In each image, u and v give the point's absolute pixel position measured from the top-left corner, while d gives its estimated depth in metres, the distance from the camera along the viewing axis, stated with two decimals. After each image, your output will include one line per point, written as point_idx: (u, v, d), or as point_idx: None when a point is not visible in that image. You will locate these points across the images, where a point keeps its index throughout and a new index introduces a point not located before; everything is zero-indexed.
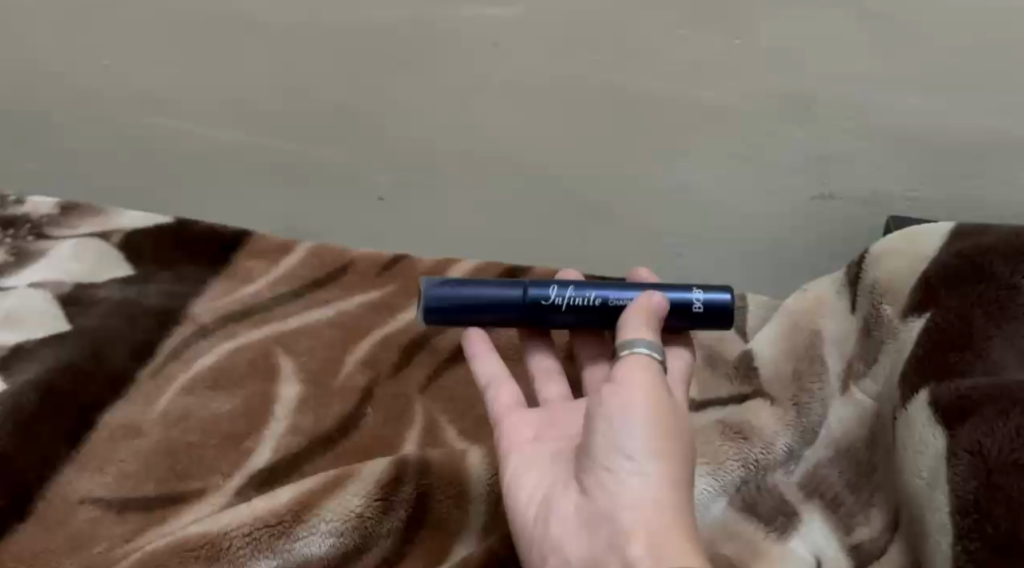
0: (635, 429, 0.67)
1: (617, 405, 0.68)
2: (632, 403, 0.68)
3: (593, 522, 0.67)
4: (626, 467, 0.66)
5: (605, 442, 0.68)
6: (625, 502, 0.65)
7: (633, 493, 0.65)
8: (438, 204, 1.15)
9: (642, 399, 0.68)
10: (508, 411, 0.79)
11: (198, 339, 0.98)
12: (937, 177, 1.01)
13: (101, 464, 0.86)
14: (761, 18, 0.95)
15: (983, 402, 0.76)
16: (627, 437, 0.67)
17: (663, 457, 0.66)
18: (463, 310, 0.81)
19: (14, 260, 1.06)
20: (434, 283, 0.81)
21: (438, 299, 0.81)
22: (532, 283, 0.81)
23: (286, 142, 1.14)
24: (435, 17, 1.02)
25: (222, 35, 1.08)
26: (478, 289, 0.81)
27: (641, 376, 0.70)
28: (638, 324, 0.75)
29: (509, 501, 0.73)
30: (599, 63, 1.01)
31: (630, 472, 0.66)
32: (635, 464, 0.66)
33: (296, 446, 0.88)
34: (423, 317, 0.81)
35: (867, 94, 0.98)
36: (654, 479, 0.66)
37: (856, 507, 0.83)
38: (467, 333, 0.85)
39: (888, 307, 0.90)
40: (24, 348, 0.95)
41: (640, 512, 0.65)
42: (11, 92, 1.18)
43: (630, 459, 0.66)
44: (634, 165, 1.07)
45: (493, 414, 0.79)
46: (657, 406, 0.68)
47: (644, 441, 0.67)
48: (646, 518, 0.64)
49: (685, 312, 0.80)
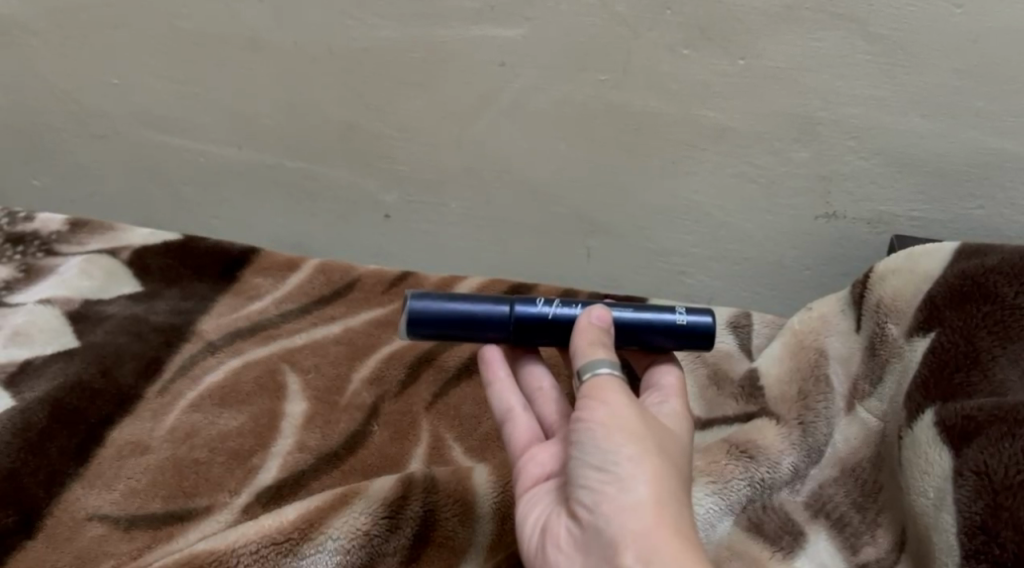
0: (607, 444, 0.68)
1: (585, 423, 0.69)
2: (600, 418, 0.69)
3: (588, 537, 0.67)
4: (606, 482, 0.67)
5: (583, 461, 0.68)
6: (608, 517, 0.66)
7: (615, 506, 0.66)
8: (443, 222, 1.15)
9: (607, 411, 0.69)
10: (527, 446, 0.77)
11: (205, 356, 0.98)
12: (940, 197, 1.02)
13: (109, 481, 0.86)
14: (765, 39, 0.96)
15: (988, 423, 0.77)
16: (600, 452, 0.68)
17: (639, 464, 0.67)
18: (447, 325, 0.78)
19: (23, 277, 1.07)
20: (418, 295, 0.78)
21: (422, 312, 0.77)
22: (518, 298, 0.78)
23: (292, 160, 1.14)
24: (442, 36, 1.02)
25: (228, 53, 1.08)
26: (464, 303, 0.78)
27: (604, 391, 0.70)
28: (583, 346, 0.73)
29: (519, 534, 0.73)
30: (604, 82, 1.01)
31: (609, 486, 0.67)
32: (614, 478, 0.67)
33: (303, 464, 0.89)
34: (406, 333, 0.78)
35: (871, 114, 0.98)
36: (635, 488, 0.66)
37: (862, 527, 0.83)
38: (484, 351, 0.81)
39: (892, 326, 0.90)
40: (32, 364, 0.96)
41: (624, 523, 0.65)
42: (21, 110, 1.19)
43: (608, 471, 0.67)
44: (638, 183, 1.07)
45: (514, 453, 0.77)
46: (624, 415, 0.69)
47: (618, 453, 0.67)
48: (633, 528, 0.65)
49: (672, 333, 0.78)
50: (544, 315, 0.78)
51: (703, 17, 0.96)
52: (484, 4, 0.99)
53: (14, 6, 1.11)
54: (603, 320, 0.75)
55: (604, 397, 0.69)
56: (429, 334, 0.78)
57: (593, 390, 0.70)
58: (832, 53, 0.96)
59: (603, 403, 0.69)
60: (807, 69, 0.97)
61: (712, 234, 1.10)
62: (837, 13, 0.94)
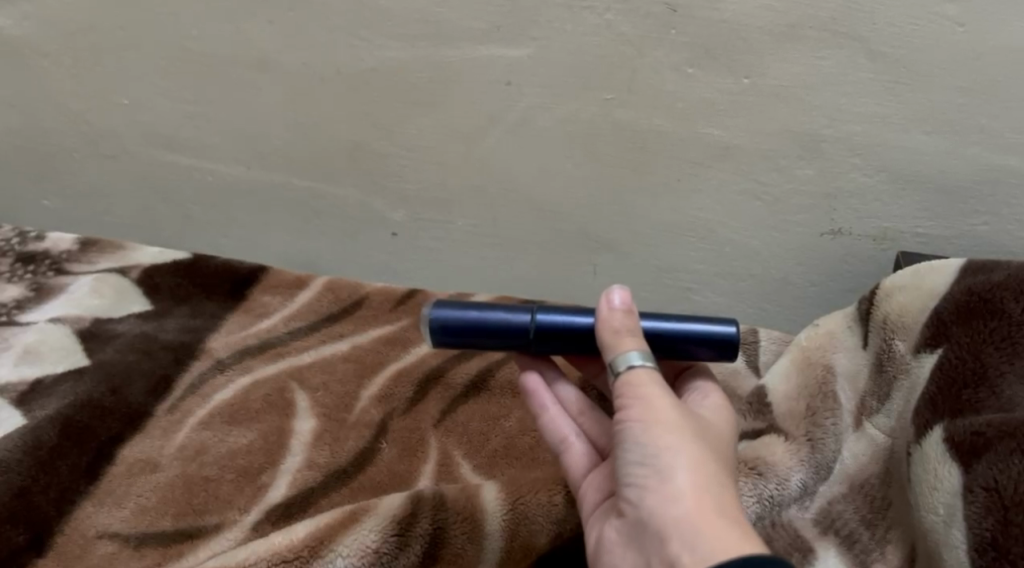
0: (644, 438, 0.68)
1: (622, 422, 0.70)
2: (637, 415, 0.69)
3: (637, 531, 0.68)
4: (646, 476, 0.68)
5: (625, 459, 0.69)
6: (653, 511, 0.66)
7: (657, 498, 0.66)
8: (451, 239, 1.16)
9: (641, 407, 0.69)
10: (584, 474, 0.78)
11: (214, 373, 0.99)
12: (946, 214, 1.02)
13: (119, 499, 0.86)
14: (768, 58, 0.97)
15: (997, 439, 0.77)
16: (639, 448, 0.68)
17: (678, 455, 0.67)
18: (470, 333, 0.78)
19: (34, 296, 1.07)
20: (440, 305, 0.79)
21: (445, 321, 0.79)
22: (538, 306, 0.79)
23: (299, 180, 1.15)
24: (449, 56, 1.03)
25: (237, 74, 1.09)
26: (485, 311, 0.78)
27: (638, 387, 0.70)
28: (612, 339, 0.74)
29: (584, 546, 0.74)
30: (610, 101, 1.02)
31: (650, 480, 0.67)
32: (655, 471, 0.67)
33: (311, 481, 0.89)
34: (430, 340, 0.79)
35: (875, 132, 0.99)
36: (674, 477, 0.67)
37: (872, 544, 0.84)
38: (523, 379, 0.82)
39: (899, 342, 0.90)
40: (42, 383, 0.97)
41: (667, 513, 0.66)
42: (32, 131, 1.20)
43: (648, 463, 0.68)
44: (644, 201, 1.08)
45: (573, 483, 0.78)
46: (660, 409, 0.69)
47: (656, 446, 0.68)
48: (676, 515, 0.65)
49: (709, 342, 0.78)
50: (563, 326, 0.78)
51: (708, 37, 0.97)
52: (491, 24, 1.00)
53: (27, 28, 1.12)
54: (624, 302, 0.75)
55: (638, 393, 0.70)
56: (453, 341, 0.79)
57: (627, 387, 0.71)
58: (835, 71, 0.96)
59: (637, 399, 0.70)
60: (812, 88, 0.98)
61: (717, 250, 1.10)
62: (841, 32, 0.94)
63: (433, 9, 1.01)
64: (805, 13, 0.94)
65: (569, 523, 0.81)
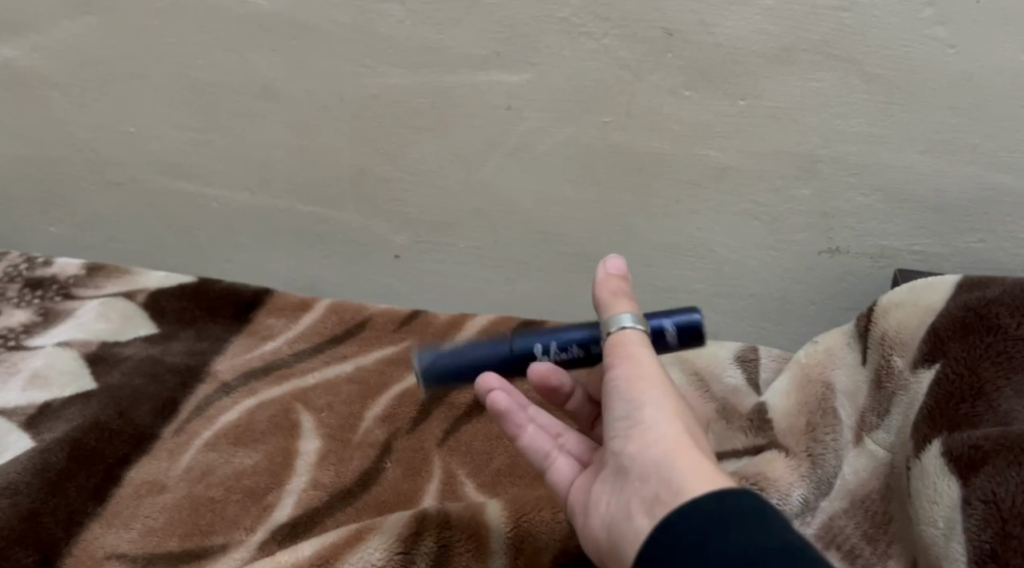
0: (630, 391, 0.72)
1: (610, 379, 0.73)
2: (623, 370, 0.73)
3: (620, 476, 0.71)
4: (630, 426, 0.71)
5: (611, 413, 0.73)
6: (635, 457, 0.70)
7: (639, 443, 0.70)
8: (453, 260, 1.17)
9: (628, 363, 0.73)
10: (574, 479, 0.78)
11: (220, 396, 1.00)
12: (940, 233, 1.03)
13: (127, 521, 0.87)
14: (762, 82, 0.98)
15: (994, 452, 0.78)
16: (624, 400, 0.72)
17: (659, 405, 0.71)
18: (453, 375, 0.82)
19: (41, 321, 1.09)
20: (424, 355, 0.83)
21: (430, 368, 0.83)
22: (517, 337, 0.82)
23: (303, 206, 1.17)
24: (450, 82, 1.05)
25: (242, 102, 1.11)
26: (475, 350, 0.82)
27: (628, 347, 0.74)
28: (608, 300, 0.77)
29: (583, 519, 0.74)
30: (608, 124, 1.04)
31: (634, 426, 0.71)
32: (637, 420, 0.71)
33: (319, 500, 0.90)
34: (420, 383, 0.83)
35: (871, 153, 1.00)
36: (654, 423, 0.70)
37: (875, 558, 0.84)
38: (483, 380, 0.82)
39: (898, 358, 0.91)
40: (51, 407, 0.98)
41: (647, 455, 0.69)
42: (38, 160, 1.21)
43: (632, 411, 0.71)
44: (644, 224, 1.09)
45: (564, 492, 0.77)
46: (645, 366, 0.73)
47: (639, 396, 0.71)
48: (656, 455, 0.69)
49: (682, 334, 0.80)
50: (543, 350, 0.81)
51: (704, 61, 0.98)
52: (491, 51, 1.02)
53: (35, 60, 1.14)
54: (619, 267, 0.79)
55: (628, 353, 0.74)
56: (448, 379, 0.83)
57: (616, 349, 0.75)
58: (830, 93, 0.98)
59: (625, 358, 0.73)
60: (808, 109, 0.99)
61: (717, 270, 1.11)
62: (835, 54, 0.96)
63: (436, 36, 1.02)
64: (799, 36, 0.96)
65: (573, 539, 0.82)
